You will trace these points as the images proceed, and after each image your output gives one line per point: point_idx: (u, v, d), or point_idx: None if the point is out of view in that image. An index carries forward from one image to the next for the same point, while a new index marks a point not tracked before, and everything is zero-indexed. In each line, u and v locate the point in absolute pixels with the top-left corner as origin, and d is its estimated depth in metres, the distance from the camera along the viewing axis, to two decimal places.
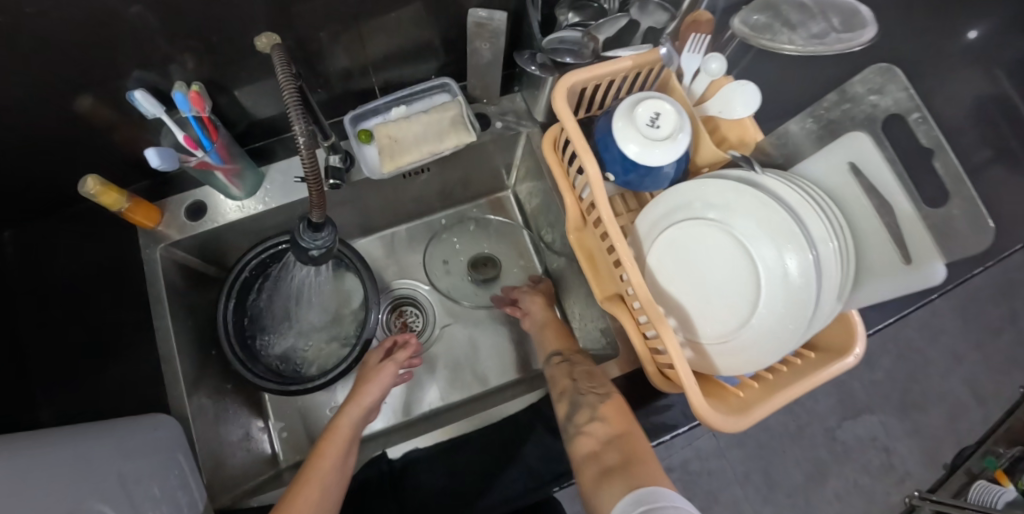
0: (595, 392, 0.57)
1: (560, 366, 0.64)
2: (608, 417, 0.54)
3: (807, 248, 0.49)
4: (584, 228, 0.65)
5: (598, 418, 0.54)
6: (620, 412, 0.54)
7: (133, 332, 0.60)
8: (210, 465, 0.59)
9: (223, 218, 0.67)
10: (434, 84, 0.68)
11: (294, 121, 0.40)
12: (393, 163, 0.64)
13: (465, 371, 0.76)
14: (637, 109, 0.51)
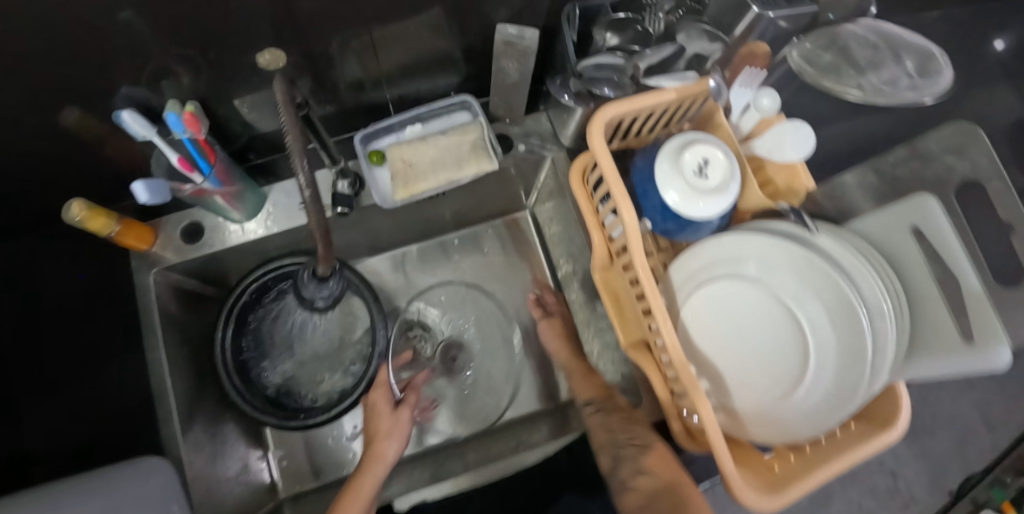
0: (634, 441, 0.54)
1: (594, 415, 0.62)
2: (659, 470, 0.50)
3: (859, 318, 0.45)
4: (611, 268, 0.60)
5: (644, 471, 0.51)
6: (670, 462, 0.50)
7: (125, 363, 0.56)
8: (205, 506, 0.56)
9: (222, 242, 0.62)
10: (453, 102, 0.62)
11: (293, 157, 0.36)
12: (406, 190, 0.58)
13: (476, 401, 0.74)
14: (681, 155, 0.47)
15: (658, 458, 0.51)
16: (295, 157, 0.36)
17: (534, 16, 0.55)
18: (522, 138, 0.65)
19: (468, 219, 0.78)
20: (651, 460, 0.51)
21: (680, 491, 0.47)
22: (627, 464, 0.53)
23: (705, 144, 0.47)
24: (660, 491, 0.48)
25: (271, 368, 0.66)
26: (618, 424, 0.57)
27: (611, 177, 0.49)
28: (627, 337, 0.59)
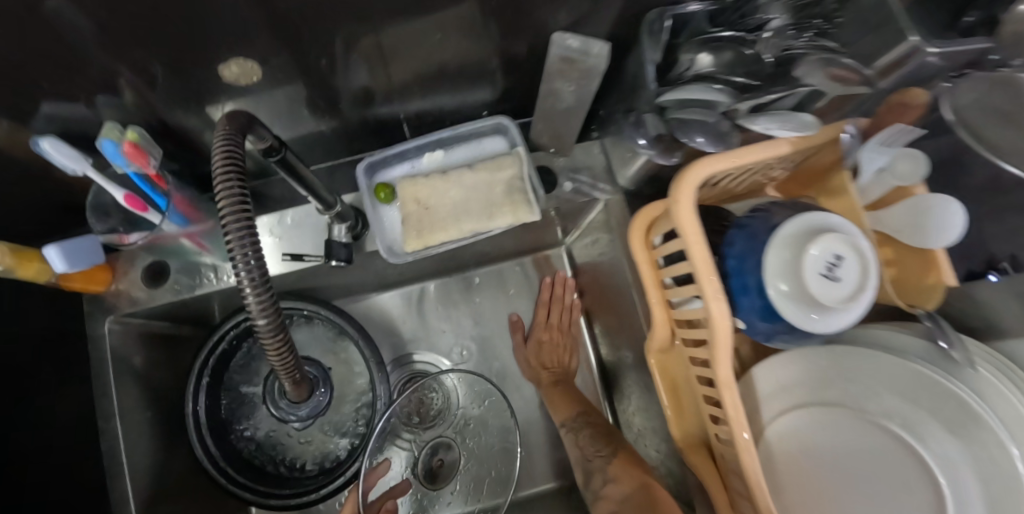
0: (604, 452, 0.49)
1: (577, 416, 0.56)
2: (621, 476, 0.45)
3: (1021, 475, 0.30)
4: (672, 350, 0.48)
5: (610, 479, 0.46)
6: (630, 470, 0.45)
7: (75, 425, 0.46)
8: None
9: (190, 289, 0.50)
10: (486, 125, 0.48)
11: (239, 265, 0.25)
12: (418, 241, 0.45)
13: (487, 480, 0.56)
14: (802, 247, 0.35)
15: (624, 463, 0.46)
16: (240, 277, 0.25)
17: (603, 23, 0.41)
18: (568, 174, 0.51)
19: (495, 256, 0.66)
20: (616, 468, 0.46)
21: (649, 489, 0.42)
22: (597, 476, 0.48)
23: (836, 237, 0.35)
24: (630, 493, 0.43)
25: (250, 427, 0.56)
26: (586, 440, 0.52)
27: (702, 256, 0.36)
28: (682, 436, 0.47)
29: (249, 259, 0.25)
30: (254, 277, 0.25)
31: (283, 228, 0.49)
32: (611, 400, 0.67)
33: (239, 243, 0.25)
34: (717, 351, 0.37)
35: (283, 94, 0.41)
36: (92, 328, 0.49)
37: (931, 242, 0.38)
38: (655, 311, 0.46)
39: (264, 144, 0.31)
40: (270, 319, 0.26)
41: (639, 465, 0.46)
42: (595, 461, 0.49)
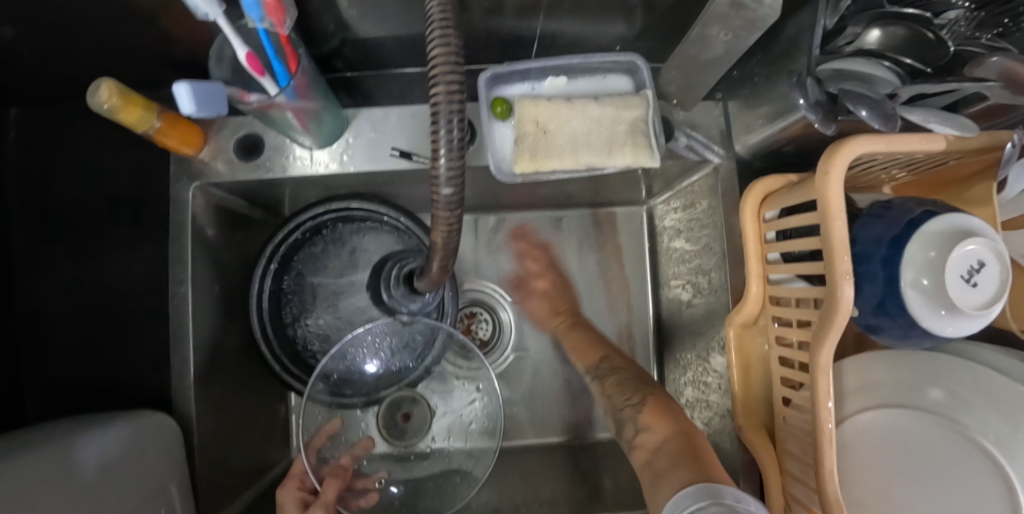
0: (630, 403, 0.47)
1: (599, 378, 0.52)
2: (653, 426, 0.42)
3: None
4: (754, 328, 0.47)
5: (644, 428, 0.43)
6: (664, 413, 0.43)
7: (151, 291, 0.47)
8: (209, 471, 0.48)
9: (283, 168, 0.48)
10: (617, 59, 0.45)
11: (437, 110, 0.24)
12: (532, 164, 0.43)
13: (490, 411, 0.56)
14: (951, 246, 0.33)
15: (653, 412, 0.43)
16: (439, 122, 0.24)
17: None
18: (686, 129, 0.49)
19: (572, 202, 0.64)
20: (647, 417, 0.43)
21: (690, 439, 0.39)
22: (627, 424, 0.45)
23: (986, 243, 0.33)
24: (668, 439, 0.40)
25: (307, 321, 0.56)
26: (615, 387, 0.50)
27: (841, 234, 0.35)
28: (744, 412, 0.47)
29: (452, 110, 0.24)
30: (453, 136, 0.24)
31: (388, 125, 0.48)
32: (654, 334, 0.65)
33: (447, 92, 0.23)
34: (828, 331, 0.37)
35: None
36: (175, 191, 0.47)
37: None
38: (752, 286, 0.45)
39: None
40: (456, 190, 0.24)
41: (671, 412, 0.43)
42: (624, 407, 0.47)
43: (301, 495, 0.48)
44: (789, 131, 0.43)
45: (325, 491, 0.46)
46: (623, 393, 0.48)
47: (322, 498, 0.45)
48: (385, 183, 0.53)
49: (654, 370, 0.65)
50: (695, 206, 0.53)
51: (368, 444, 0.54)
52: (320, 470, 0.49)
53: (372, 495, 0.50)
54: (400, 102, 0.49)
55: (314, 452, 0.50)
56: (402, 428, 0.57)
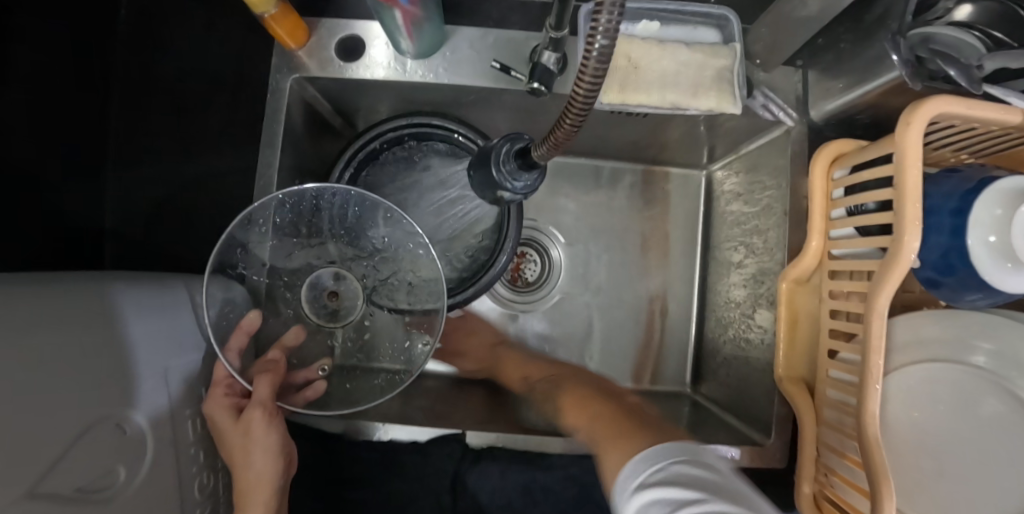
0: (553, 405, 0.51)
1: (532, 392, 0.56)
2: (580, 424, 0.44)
3: None
4: (806, 285, 0.49)
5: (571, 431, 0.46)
6: (576, 402, 0.48)
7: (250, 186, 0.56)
8: None
9: (379, 74, 0.51)
10: (709, 12, 0.47)
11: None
12: (620, 96, 0.46)
13: (419, 293, 0.52)
14: (1015, 204, 0.34)
15: (572, 407, 0.47)
16: (602, 11, 0.22)
17: None
18: (764, 90, 0.51)
19: (631, 156, 0.67)
20: (570, 415, 0.47)
21: (622, 422, 0.39)
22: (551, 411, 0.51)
23: None
24: (593, 424, 0.42)
25: None
26: (544, 393, 0.54)
27: (914, 186, 0.35)
28: (787, 367, 0.49)
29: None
30: (611, 23, 0.22)
31: (484, 46, 0.50)
32: (701, 295, 0.69)
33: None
34: (884, 283, 0.37)
35: None
36: (276, 81, 0.50)
37: None
38: (812, 240, 0.47)
39: None
40: (598, 78, 0.25)
41: (584, 403, 0.47)
42: (551, 411, 0.52)
43: (232, 401, 0.41)
44: (869, 97, 0.45)
45: (258, 390, 0.41)
46: (547, 398, 0.53)
47: (258, 398, 0.41)
48: (468, 105, 0.55)
49: (690, 323, 0.69)
50: (759, 169, 0.57)
51: (298, 332, 0.51)
52: (248, 371, 0.44)
53: (315, 384, 0.49)
54: (497, 27, 0.51)
55: (235, 356, 0.43)
56: (333, 311, 0.55)
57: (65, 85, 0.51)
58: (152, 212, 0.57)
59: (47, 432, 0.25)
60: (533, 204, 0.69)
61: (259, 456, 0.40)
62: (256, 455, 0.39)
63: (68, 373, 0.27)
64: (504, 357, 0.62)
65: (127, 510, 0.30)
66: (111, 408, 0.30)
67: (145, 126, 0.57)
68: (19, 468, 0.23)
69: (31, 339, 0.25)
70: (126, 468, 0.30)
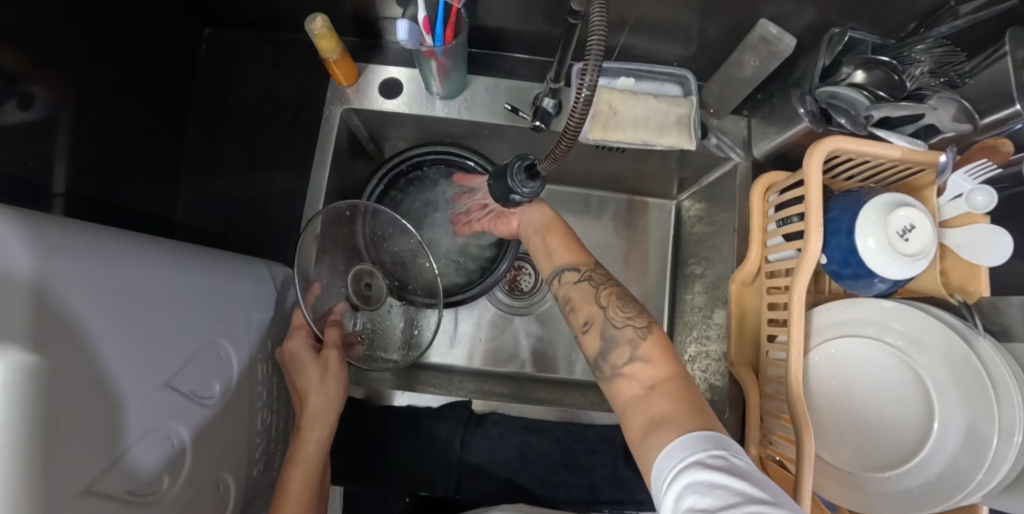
0: (632, 325, 0.48)
1: (577, 285, 0.53)
2: (655, 359, 0.45)
3: (987, 404, 0.43)
4: (752, 285, 0.60)
5: (638, 359, 0.45)
6: (663, 350, 0.45)
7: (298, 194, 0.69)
8: None
9: (411, 109, 0.63)
10: (673, 72, 0.62)
11: (587, 71, 0.36)
12: (602, 133, 0.59)
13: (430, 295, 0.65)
14: (889, 211, 0.46)
15: (656, 346, 0.46)
16: (587, 75, 0.36)
17: (796, 23, 0.55)
18: (716, 133, 0.64)
19: (614, 186, 0.80)
20: (648, 350, 0.45)
21: (691, 384, 0.42)
22: (620, 341, 0.47)
23: (917, 212, 0.46)
24: (663, 382, 0.43)
25: None
26: (613, 302, 0.50)
27: (816, 201, 0.48)
28: (738, 353, 0.59)
29: (595, 63, 0.36)
30: (592, 85, 0.36)
31: (496, 91, 0.64)
32: (671, 307, 0.80)
33: (594, 60, 0.36)
34: (800, 274, 0.48)
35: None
36: (329, 110, 0.63)
37: (973, 257, 0.49)
38: (752, 248, 0.58)
39: (577, 8, 0.43)
40: (581, 115, 0.38)
41: (671, 349, 0.45)
42: (619, 319, 0.49)
43: (307, 342, 0.53)
44: (794, 138, 0.58)
45: (331, 336, 0.54)
46: (622, 310, 0.49)
47: (330, 341, 0.54)
48: (481, 137, 0.68)
49: (663, 330, 0.80)
50: (716, 196, 0.69)
51: (345, 305, 0.59)
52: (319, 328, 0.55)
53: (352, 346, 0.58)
54: (508, 76, 0.65)
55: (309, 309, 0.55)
56: (366, 295, 0.62)
57: (156, 103, 0.63)
58: (213, 212, 0.68)
59: (176, 345, 0.36)
60: None
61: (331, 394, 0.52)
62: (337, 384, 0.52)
63: (195, 306, 0.38)
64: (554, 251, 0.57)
65: (221, 412, 0.41)
66: (213, 339, 0.41)
67: (216, 141, 0.70)
68: (156, 367, 0.34)
69: (178, 274, 0.37)
70: (219, 385, 0.41)
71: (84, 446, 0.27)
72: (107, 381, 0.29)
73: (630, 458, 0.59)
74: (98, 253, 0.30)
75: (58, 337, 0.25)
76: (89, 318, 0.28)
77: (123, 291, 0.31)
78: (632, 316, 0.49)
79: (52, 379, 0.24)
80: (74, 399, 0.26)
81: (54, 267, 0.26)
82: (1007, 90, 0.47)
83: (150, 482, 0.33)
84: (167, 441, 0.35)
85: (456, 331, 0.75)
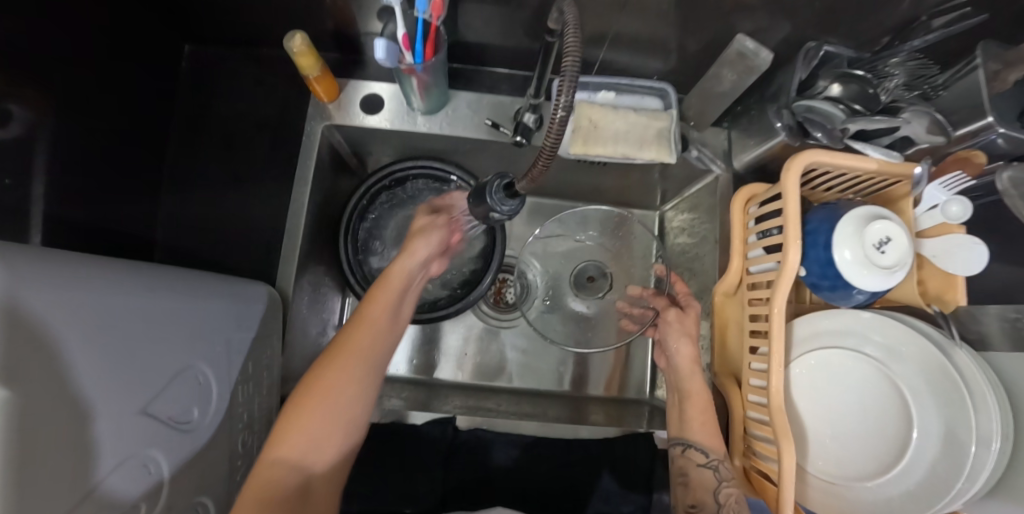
0: None
1: (702, 469, 0.52)
2: None
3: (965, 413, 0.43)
4: (733, 296, 0.60)
5: None
6: None
7: (280, 210, 0.69)
8: (291, 346, 0.61)
9: (393, 123, 0.63)
10: (653, 86, 0.62)
11: (561, 89, 0.37)
12: (583, 147, 0.60)
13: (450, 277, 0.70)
14: (864, 224, 0.46)
15: None
16: (563, 95, 0.36)
17: (773, 37, 0.56)
18: (697, 145, 0.65)
19: (598, 198, 0.81)
20: None
21: None
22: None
23: (893, 224, 0.46)
24: None
25: (377, 258, 0.70)
26: (731, 497, 0.49)
27: (792, 214, 0.48)
28: (721, 365, 0.59)
29: (571, 84, 0.36)
30: (566, 104, 0.37)
31: (479, 106, 0.64)
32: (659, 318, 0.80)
33: (569, 81, 0.36)
34: (778, 287, 0.49)
35: (527, 13, 0.54)
36: (310, 126, 0.63)
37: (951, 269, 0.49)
38: (733, 259, 0.59)
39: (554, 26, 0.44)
40: (557, 135, 0.38)
41: None
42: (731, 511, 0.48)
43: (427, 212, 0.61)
44: (773, 150, 0.59)
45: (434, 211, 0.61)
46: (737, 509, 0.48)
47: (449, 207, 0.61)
48: (465, 150, 0.68)
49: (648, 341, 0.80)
50: (698, 207, 0.70)
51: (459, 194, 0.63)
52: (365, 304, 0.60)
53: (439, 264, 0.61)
54: (489, 91, 0.65)
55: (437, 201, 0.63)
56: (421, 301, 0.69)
57: (135, 121, 0.63)
58: (193, 230, 0.68)
59: (154, 371, 0.36)
60: (516, 235, 0.81)
61: (382, 325, 0.50)
62: (388, 311, 0.52)
63: (173, 329, 0.38)
64: (694, 399, 0.57)
65: (201, 437, 0.41)
66: (192, 362, 0.40)
67: (197, 157, 0.70)
68: (132, 394, 0.33)
69: (155, 300, 0.37)
70: (197, 409, 0.41)
71: (61, 480, 0.27)
72: (81, 413, 0.28)
73: (617, 470, 0.59)
74: (72, 283, 0.29)
75: (32, 370, 0.25)
76: (64, 351, 0.27)
77: (96, 319, 0.30)
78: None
79: (27, 413, 0.24)
80: (49, 431, 0.26)
81: (23, 299, 0.25)
82: (976, 103, 0.48)
83: (128, 511, 0.33)
84: (144, 467, 0.34)
85: (440, 346, 0.75)
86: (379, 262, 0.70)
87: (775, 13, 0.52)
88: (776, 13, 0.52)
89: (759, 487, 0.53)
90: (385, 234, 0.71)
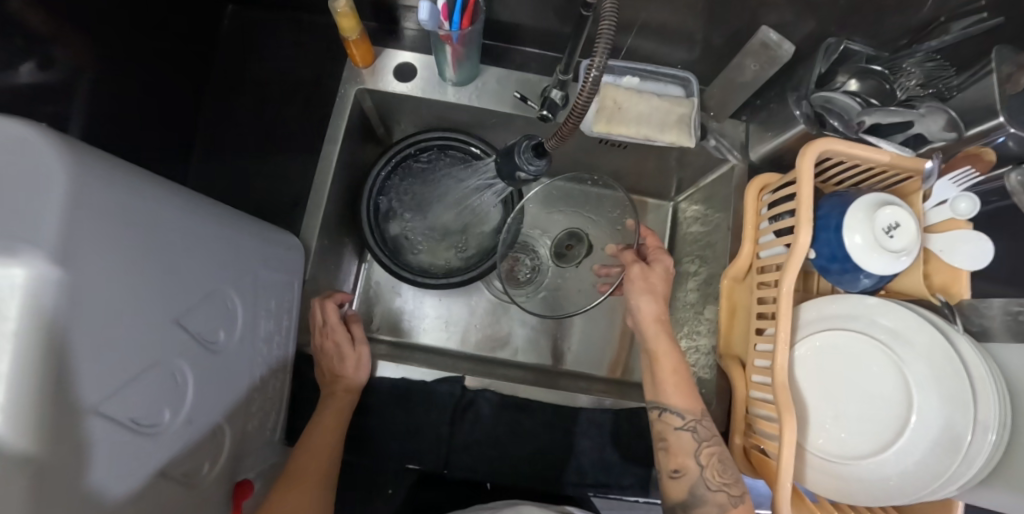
0: (726, 490, 0.50)
1: (679, 433, 0.53)
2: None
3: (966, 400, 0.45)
4: (741, 281, 0.62)
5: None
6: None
7: (306, 171, 0.71)
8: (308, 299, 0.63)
9: (423, 93, 0.66)
10: (677, 74, 0.64)
11: (596, 50, 0.39)
12: (606, 127, 0.62)
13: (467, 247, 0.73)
14: (875, 210, 0.48)
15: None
16: (597, 58, 0.38)
17: (797, 31, 0.58)
18: (715, 135, 0.67)
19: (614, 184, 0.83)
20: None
21: None
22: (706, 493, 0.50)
23: (901, 211, 0.48)
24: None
25: (398, 222, 0.73)
26: (714, 462, 0.51)
27: (806, 197, 0.50)
28: (725, 347, 0.61)
29: (604, 48, 0.38)
30: (598, 65, 0.39)
31: (507, 82, 0.66)
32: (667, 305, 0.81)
33: (604, 45, 0.38)
34: (787, 269, 0.50)
35: None
36: (344, 89, 0.65)
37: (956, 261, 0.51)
38: (744, 244, 0.60)
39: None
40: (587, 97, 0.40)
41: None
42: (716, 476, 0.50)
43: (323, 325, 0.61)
44: (790, 142, 0.61)
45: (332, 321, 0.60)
46: (725, 474, 0.51)
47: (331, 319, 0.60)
48: (489, 125, 0.70)
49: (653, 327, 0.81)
50: (713, 196, 0.72)
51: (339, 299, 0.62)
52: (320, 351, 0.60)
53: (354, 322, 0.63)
54: (518, 69, 0.68)
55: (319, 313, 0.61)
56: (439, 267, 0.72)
57: (174, 75, 0.65)
58: (221, 184, 0.70)
59: (189, 285, 0.37)
60: None
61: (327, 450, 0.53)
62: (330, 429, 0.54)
63: (210, 250, 0.40)
64: (662, 361, 0.57)
65: (224, 360, 0.43)
66: (222, 286, 0.42)
67: (230, 114, 0.72)
68: (169, 302, 0.35)
69: (197, 218, 0.38)
70: (223, 333, 0.42)
71: (102, 365, 0.28)
72: (124, 307, 0.30)
73: (619, 443, 0.61)
74: (128, 182, 0.31)
75: (88, 252, 0.26)
76: (116, 245, 0.29)
77: (146, 222, 0.32)
78: (727, 482, 0.50)
79: (78, 292, 0.25)
80: (95, 317, 0.27)
81: (89, 186, 0.27)
82: (988, 103, 0.50)
83: (154, 414, 0.34)
84: (171, 376, 0.36)
85: (450, 316, 0.76)
86: (399, 225, 0.73)
87: (800, 9, 0.54)
88: (801, 8, 0.54)
89: (760, 465, 0.53)
90: (406, 200, 0.73)
